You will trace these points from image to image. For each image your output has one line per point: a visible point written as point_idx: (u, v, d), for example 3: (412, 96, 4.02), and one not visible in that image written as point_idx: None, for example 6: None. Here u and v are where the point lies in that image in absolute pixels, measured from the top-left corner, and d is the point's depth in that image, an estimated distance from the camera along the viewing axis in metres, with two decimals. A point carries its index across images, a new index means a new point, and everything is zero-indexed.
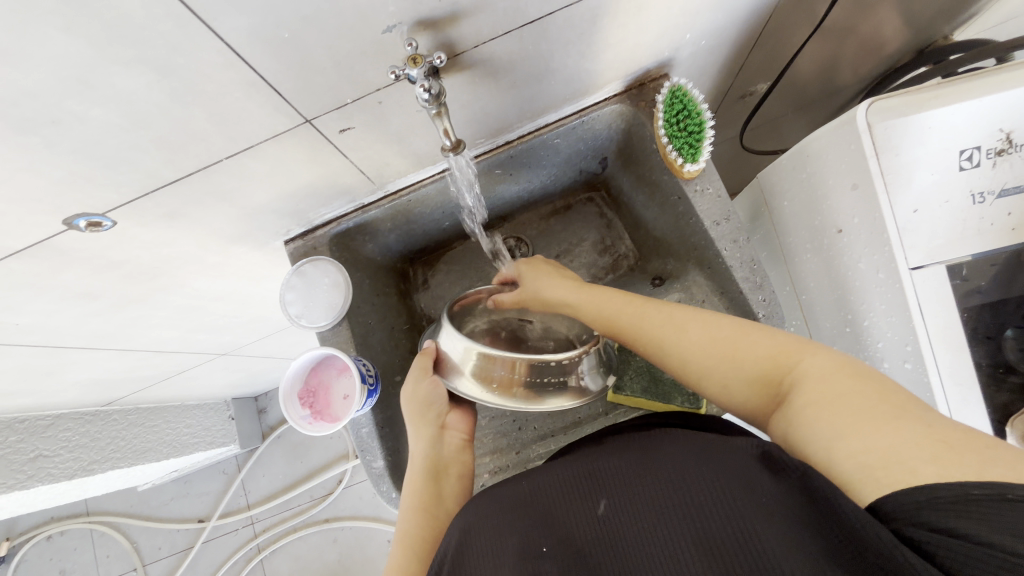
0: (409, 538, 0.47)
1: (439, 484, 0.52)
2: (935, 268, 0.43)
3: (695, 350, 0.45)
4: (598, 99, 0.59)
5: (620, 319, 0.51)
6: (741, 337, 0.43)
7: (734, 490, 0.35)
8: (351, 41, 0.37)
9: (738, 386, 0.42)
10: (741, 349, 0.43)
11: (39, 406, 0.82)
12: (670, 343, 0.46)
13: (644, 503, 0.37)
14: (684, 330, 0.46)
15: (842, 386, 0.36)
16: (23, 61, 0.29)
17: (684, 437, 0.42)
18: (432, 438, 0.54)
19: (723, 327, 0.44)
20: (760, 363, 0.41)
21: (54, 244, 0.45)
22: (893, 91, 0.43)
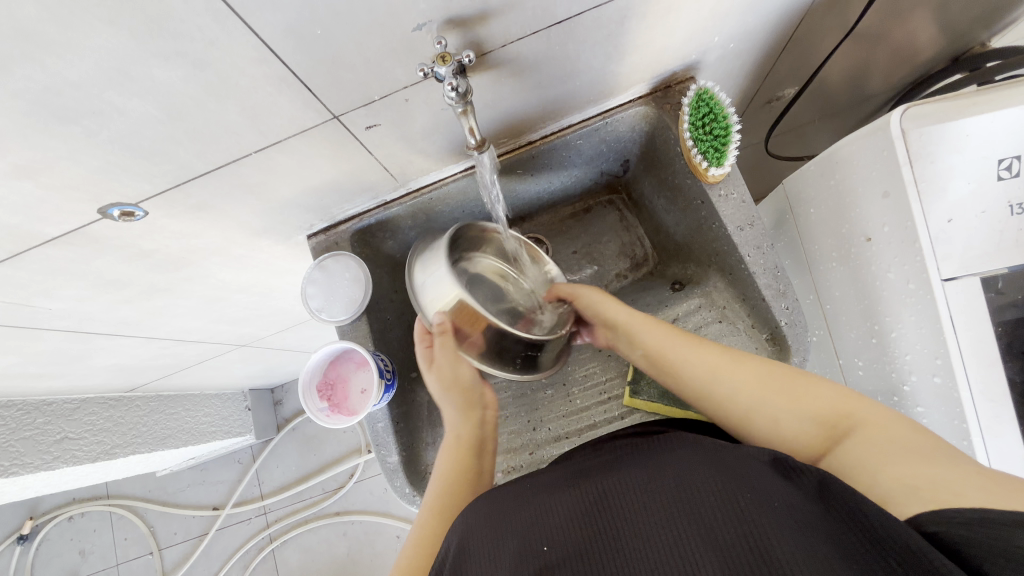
0: (442, 503, 0.49)
1: (479, 469, 0.54)
2: (969, 281, 0.41)
3: (748, 394, 0.44)
4: (622, 101, 0.59)
5: (671, 354, 0.50)
6: (798, 384, 0.43)
7: (745, 488, 0.35)
8: (380, 38, 0.37)
9: (789, 426, 0.42)
10: (797, 394, 0.42)
11: (66, 389, 0.84)
12: (724, 383, 0.46)
13: (650, 503, 0.36)
14: (737, 371, 0.46)
15: (900, 436, 0.36)
16: (69, 53, 0.30)
17: (692, 442, 0.41)
18: (477, 423, 0.56)
19: (777, 374, 0.44)
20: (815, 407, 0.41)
21: (88, 231, 0.46)
22: (928, 98, 0.42)
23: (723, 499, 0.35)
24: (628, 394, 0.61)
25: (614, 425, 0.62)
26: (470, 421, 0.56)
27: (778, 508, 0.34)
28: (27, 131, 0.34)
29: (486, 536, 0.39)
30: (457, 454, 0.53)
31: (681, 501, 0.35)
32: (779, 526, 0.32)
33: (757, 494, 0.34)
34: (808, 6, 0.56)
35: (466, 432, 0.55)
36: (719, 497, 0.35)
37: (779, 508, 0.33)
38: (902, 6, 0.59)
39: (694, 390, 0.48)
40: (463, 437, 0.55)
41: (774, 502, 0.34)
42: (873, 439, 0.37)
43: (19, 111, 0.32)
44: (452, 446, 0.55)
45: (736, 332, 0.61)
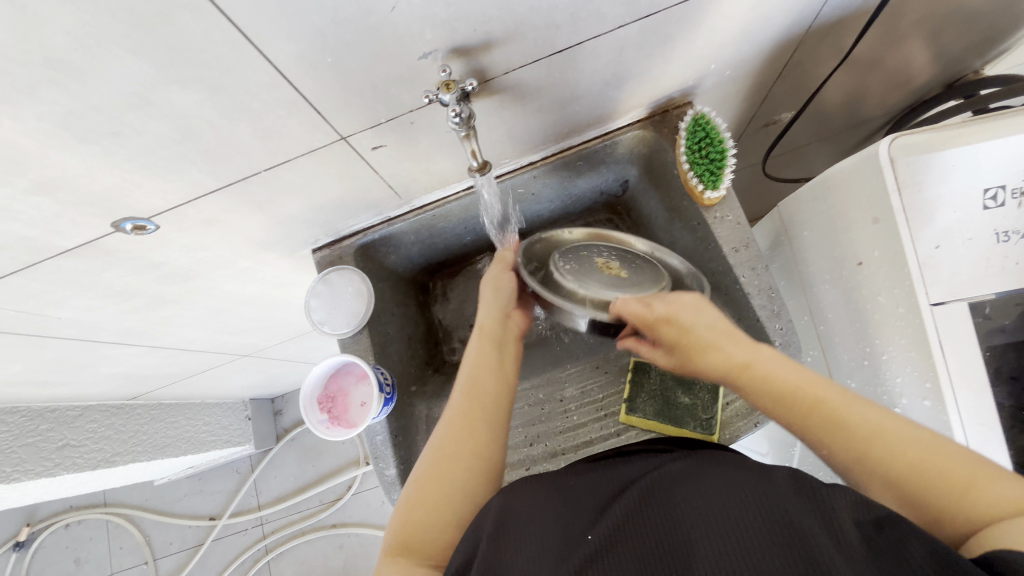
0: (471, 390, 0.50)
1: (500, 372, 0.52)
2: (957, 305, 0.42)
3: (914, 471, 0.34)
4: (621, 124, 0.61)
5: (810, 403, 0.39)
6: (973, 469, 0.32)
7: (784, 504, 0.33)
8: (387, 65, 0.39)
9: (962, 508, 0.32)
10: (973, 484, 0.32)
11: (69, 396, 0.85)
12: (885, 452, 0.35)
13: (684, 512, 0.35)
14: (896, 438, 0.35)
15: None
16: (93, 79, 0.32)
17: (732, 463, 0.40)
18: (500, 316, 0.56)
19: (947, 451, 0.34)
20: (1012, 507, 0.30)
21: (101, 244, 0.48)
22: (916, 128, 0.43)
23: (759, 513, 0.33)
24: (624, 411, 0.61)
25: (609, 442, 0.61)
26: (495, 313, 0.56)
27: (818, 529, 0.31)
28: (50, 150, 0.36)
29: (506, 526, 0.38)
30: (481, 345, 0.53)
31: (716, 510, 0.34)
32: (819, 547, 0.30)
33: (796, 512, 0.33)
34: (803, 36, 0.58)
35: (489, 325, 0.55)
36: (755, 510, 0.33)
37: (819, 529, 0.31)
38: (895, 35, 0.61)
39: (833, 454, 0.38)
40: (486, 327, 0.55)
41: (814, 521, 0.32)
42: None
43: (43, 131, 0.34)
44: (477, 336, 0.55)
45: None
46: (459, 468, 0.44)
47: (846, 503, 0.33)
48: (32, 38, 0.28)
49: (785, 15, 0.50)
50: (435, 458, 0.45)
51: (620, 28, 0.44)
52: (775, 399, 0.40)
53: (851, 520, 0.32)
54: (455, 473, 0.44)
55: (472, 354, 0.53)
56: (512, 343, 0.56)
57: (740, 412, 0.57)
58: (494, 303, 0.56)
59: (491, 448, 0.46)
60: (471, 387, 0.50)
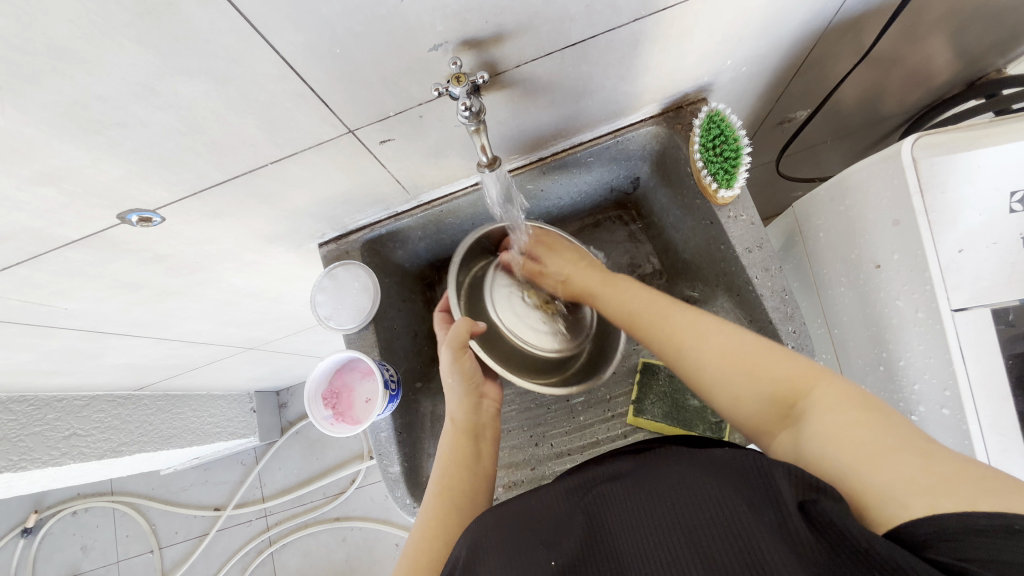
0: (442, 489, 0.49)
1: (476, 463, 0.52)
2: (979, 311, 0.41)
3: (712, 364, 0.43)
4: (634, 120, 0.59)
5: (643, 317, 0.51)
6: (763, 355, 0.42)
7: (737, 503, 0.34)
8: (397, 57, 0.38)
9: (751, 399, 0.41)
10: (761, 367, 0.41)
11: (77, 386, 0.86)
12: (689, 350, 0.45)
13: (649, 519, 0.36)
14: (703, 337, 0.45)
15: (851, 418, 0.35)
16: (97, 69, 0.31)
17: (690, 453, 0.41)
18: (472, 406, 0.56)
19: (741, 342, 0.43)
20: (777, 386, 0.40)
21: (107, 235, 0.47)
22: (939, 128, 0.42)
23: (718, 517, 0.34)
24: (632, 413, 0.60)
25: (616, 443, 0.62)
26: (465, 402, 0.56)
27: (770, 524, 0.32)
28: (55, 140, 0.35)
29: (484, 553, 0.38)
30: (452, 439, 0.54)
31: (678, 517, 0.35)
32: (775, 548, 0.31)
33: (750, 507, 0.34)
34: (823, 32, 0.56)
35: (461, 416, 0.56)
36: (714, 514, 0.34)
37: (771, 523, 0.32)
38: (918, 32, 0.59)
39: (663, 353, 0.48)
40: (459, 420, 0.55)
41: (766, 516, 0.33)
42: (828, 414, 0.36)
43: (46, 121, 0.34)
44: (446, 433, 0.55)
45: None
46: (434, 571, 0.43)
47: (786, 480, 0.34)
48: (36, 26, 0.28)
49: (804, 11, 0.49)
50: (408, 565, 0.44)
51: (635, 22, 0.43)
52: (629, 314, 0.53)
53: (793, 503, 0.33)
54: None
55: (447, 450, 0.53)
56: (486, 426, 0.57)
57: None
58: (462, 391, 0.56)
59: None
60: (442, 482, 0.50)
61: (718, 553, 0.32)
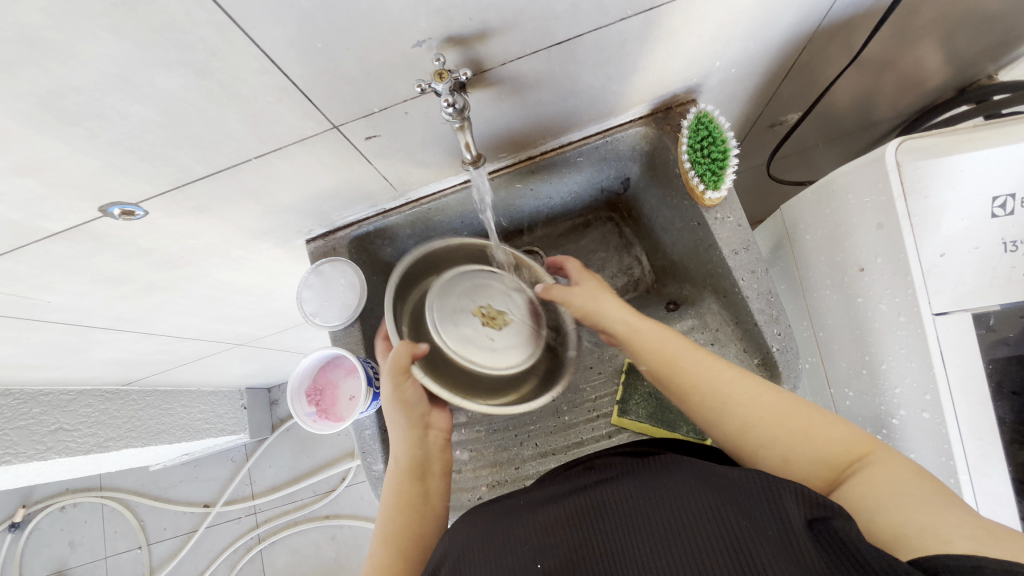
0: (395, 539, 0.50)
1: (422, 504, 0.52)
2: (959, 316, 0.41)
3: (761, 425, 0.42)
4: (623, 120, 0.59)
5: (684, 368, 0.48)
6: (815, 418, 0.41)
7: (742, 512, 0.34)
8: (381, 54, 0.38)
9: (802, 461, 0.40)
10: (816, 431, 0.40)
11: (64, 380, 0.85)
12: (737, 407, 0.44)
13: (645, 521, 0.36)
14: (752, 395, 0.44)
15: (897, 478, 0.36)
16: (73, 58, 0.31)
17: (689, 464, 0.41)
18: (421, 442, 0.55)
19: (795, 407, 0.42)
20: (831, 450, 0.39)
21: (89, 228, 0.47)
22: (924, 132, 0.42)
23: (720, 525, 0.34)
24: (617, 413, 0.60)
25: (600, 444, 0.62)
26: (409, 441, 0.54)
27: (775, 537, 0.32)
28: (31, 131, 0.35)
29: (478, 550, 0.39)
30: (403, 484, 0.52)
31: (680, 522, 0.35)
32: (779, 559, 0.31)
33: (753, 518, 0.34)
34: (812, 35, 0.56)
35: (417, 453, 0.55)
36: (716, 521, 0.34)
37: (777, 536, 0.32)
38: (907, 37, 0.59)
39: (702, 409, 0.46)
40: (406, 460, 0.54)
41: (771, 529, 0.33)
42: (878, 477, 0.36)
43: (23, 111, 0.33)
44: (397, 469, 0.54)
45: (728, 356, 0.60)
46: None
47: (794, 500, 0.34)
48: (9, 15, 0.27)
49: (792, 12, 0.49)
50: None
51: (621, 21, 0.42)
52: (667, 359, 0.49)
53: (801, 522, 0.33)
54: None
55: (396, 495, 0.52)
56: (436, 459, 0.56)
57: None
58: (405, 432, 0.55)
59: None
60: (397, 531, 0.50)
61: (720, 560, 0.32)
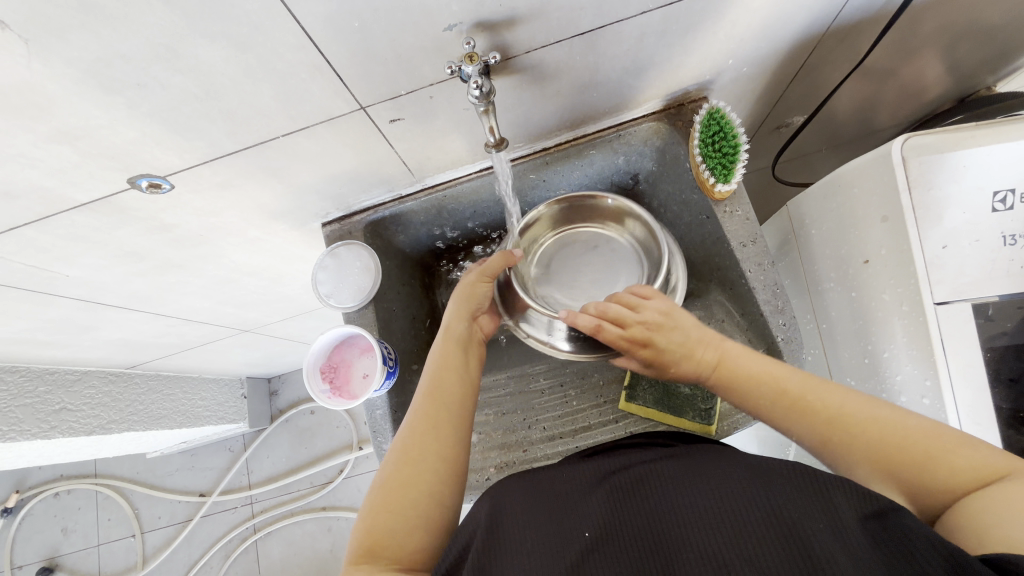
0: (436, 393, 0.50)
1: (467, 370, 0.53)
2: (960, 305, 0.43)
3: (883, 453, 0.38)
4: (636, 115, 0.61)
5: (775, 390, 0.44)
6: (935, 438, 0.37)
7: (791, 503, 0.34)
8: (413, 36, 0.39)
9: (935, 490, 0.36)
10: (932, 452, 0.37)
11: (70, 359, 0.86)
12: (852, 436, 0.39)
13: (693, 503, 0.36)
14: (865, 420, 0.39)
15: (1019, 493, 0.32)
16: (122, 26, 0.32)
17: (732, 456, 0.41)
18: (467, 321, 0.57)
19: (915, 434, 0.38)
20: (966, 476, 0.35)
21: (116, 200, 0.48)
22: (928, 129, 0.44)
23: (769, 511, 0.34)
24: (624, 398, 0.62)
25: (606, 429, 0.62)
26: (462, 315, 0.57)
27: (826, 530, 0.32)
28: (74, 97, 0.36)
29: (522, 526, 0.39)
30: (447, 349, 0.54)
31: (727, 507, 0.35)
32: (828, 549, 0.31)
33: (802, 506, 0.34)
34: (822, 37, 0.58)
35: (460, 327, 0.56)
36: (762, 507, 0.34)
37: (827, 529, 0.32)
38: (912, 44, 0.61)
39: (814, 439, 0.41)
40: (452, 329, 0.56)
41: (820, 518, 0.33)
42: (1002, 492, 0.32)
43: (70, 78, 0.35)
44: (445, 337, 0.55)
45: None
46: (423, 481, 0.43)
47: (847, 499, 0.34)
48: None
49: (805, 14, 0.51)
50: (397, 461, 0.45)
51: (643, 14, 0.44)
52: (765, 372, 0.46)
53: (854, 519, 0.33)
54: (421, 475, 0.44)
55: (442, 357, 0.53)
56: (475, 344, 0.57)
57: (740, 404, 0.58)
58: (461, 306, 0.58)
59: (451, 442, 0.47)
60: (435, 387, 0.50)
61: (766, 549, 0.32)
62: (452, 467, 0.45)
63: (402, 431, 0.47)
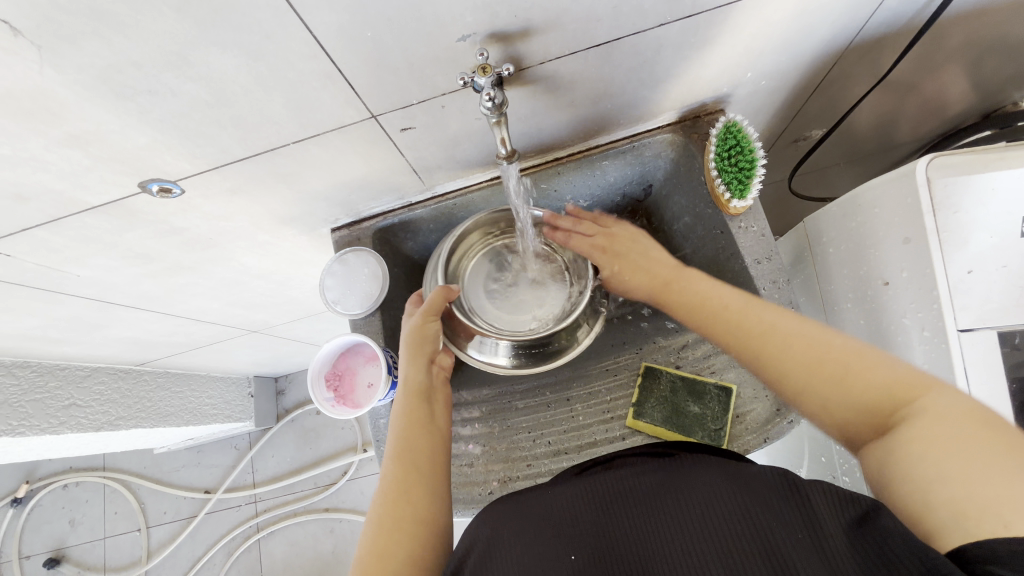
0: (404, 453, 0.49)
1: (436, 421, 0.53)
2: (985, 333, 0.41)
3: (802, 369, 0.40)
4: (651, 126, 0.60)
5: (717, 302, 0.47)
6: (850, 362, 0.38)
7: (771, 513, 0.34)
8: (425, 46, 0.39)
9: (848, 412, 0.37)
10: (850, 376, 0.38)
11: (81, 356, 0.86)
12: (777, 351, 0.42)
13: (675, 524, 0.35)
14: (789, 336, 0.42)
15: (956, 426, 0.32)
16: (134, 33, 0.32)
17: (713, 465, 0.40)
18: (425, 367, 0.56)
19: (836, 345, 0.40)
20: (876, 396, 0.36)
21: (126, 204, 0.48)
22: (956, 149, 0.43)
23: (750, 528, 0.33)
24: (631, 416, 0.61)
25: (613, 445, 0.61)
26: (418, 362, 0.56)
27: (805, 543, 0.32)
28: (85, 103, 0.36)
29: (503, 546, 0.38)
30: (408, 403, 0.53)
31: (705, 520, 0.35)
32: (810, 564, 0.30)
33: (783, 521, 0.33)
34: (844, 51, 0.56)
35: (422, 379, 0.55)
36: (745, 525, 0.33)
37: (807, 540, 0.32)
38: (937, 59, 0.60)
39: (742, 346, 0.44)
40: (411, 380, 0.54)
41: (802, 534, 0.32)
42: (934, 426, 0.32)
43: (82, 84, 0.34)
44: (405, 390, 0.54)
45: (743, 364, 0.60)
46: (403, 554, 0.41)
47: (824, 503, 0.34)
48: None
49: (827, 27, 0.50)
50: (375, 536, 0.43)
51: (661, 26, 0.43)
52: (707, 319, 0.47)
53: (833, 530, 0.32)
54: (401, 545, 0.42)
55: (404, 414, 0.52)
56: (439, 391, 0.56)
57: (750, 426, 0.56)
58: (416, 352, 0.56)
59: (429, 505, 0.45)
60: (402, 452, 0.49)
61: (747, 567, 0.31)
62: (432, 528, 0.44)
63: (372, 508, 0.45)
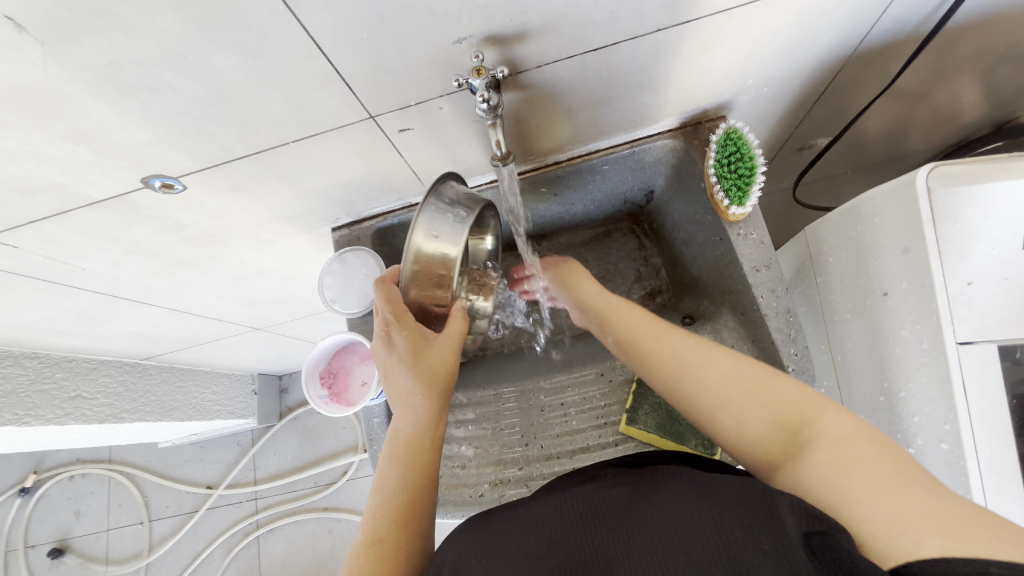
0: (398, 511, 0.43)
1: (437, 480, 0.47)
2: (985, 346, 0.40)
3: (718, 389, 0.40)
4: (652, 132, 0.60)
5: (646, 340, 0.47)
6: (762, 384, 0.39)
7: (734, 525, 0.32)
8: (422, 48, 0.39)
9: (758, 428, 0.38)
10: (766, 393, 0.39)
11: (87, 348, 0.88)
12: (698, 376, 0.42)
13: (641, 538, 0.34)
14: (711, 363, 0.42)
15: (863, 449, 0.33)
16: (135, 32, 0.33)
17: (689, 473, 0.39)
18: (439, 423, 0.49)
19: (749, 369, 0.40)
20: (782, 412, 0.37)
21: (129, 199, 0.49)
22: (961, 158, 0.42)
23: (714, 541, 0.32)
24: (625, 422, 0.60)
25: (607, 452, 0.61)
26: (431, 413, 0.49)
27: (769, 553, 0.30)
28: (88, 99, 0.37)
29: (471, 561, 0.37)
30: (416, 459, 0.46)
31: (669, 534, 0.33)
32: None
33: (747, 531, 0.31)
34: (849, 59, 0.56)
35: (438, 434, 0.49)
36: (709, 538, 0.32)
37: (770, 553, 0.30)
38: (945, 68, 0.59)
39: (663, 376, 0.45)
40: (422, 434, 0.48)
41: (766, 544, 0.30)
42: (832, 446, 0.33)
43: (84, 80, 0.35)
44: (411, 440, 0.47)
45: None
46: None
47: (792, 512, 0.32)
48: None
49: (830, 33, 0.49)
50: None
51: (658, 31, 0.43)
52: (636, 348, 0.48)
53: (800, 533, 0.30)
54: None
55: (411, 472, 0.45)
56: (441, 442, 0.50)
57: None
58: (433, 402, 0.49)
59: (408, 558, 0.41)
60: (399, 514, 0.43)
61: None
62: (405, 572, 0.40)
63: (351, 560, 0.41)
